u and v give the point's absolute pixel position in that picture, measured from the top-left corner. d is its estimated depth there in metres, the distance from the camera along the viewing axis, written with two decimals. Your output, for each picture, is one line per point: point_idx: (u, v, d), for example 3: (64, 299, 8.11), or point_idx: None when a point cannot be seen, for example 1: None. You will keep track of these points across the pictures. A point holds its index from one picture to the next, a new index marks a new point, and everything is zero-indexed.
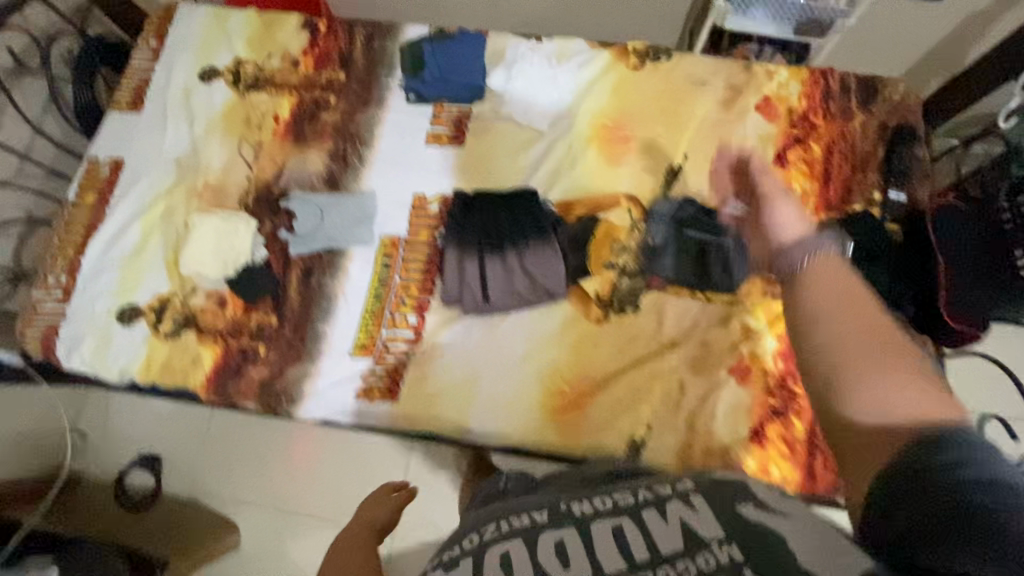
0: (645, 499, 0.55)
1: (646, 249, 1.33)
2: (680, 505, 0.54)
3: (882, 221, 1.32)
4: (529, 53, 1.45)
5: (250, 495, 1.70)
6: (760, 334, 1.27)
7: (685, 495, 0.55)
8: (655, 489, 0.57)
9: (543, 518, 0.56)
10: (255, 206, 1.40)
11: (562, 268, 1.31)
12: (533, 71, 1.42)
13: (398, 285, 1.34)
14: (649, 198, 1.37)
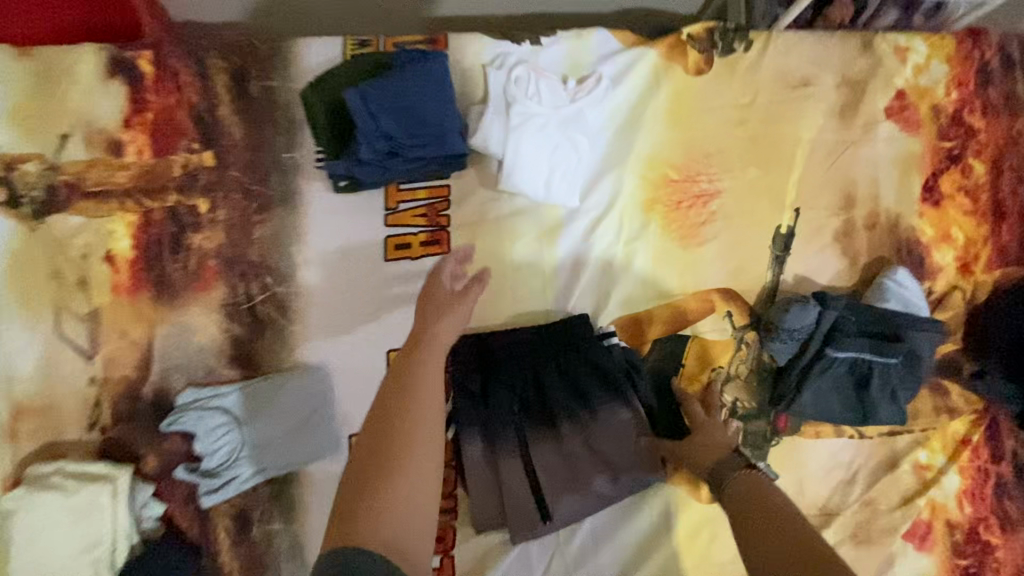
0: None
1: (763, 376, 0.88)
2: None
3: None
4: (529, 75, 0.86)
5: None
6: (941, 472, 0.87)
7: None
8: None
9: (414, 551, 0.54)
10: (119, 426, 0.83)
11: (653, 445, 0.82)
12: (543, 110, 0.85)
13: None
14: (751, 292, 0.89)
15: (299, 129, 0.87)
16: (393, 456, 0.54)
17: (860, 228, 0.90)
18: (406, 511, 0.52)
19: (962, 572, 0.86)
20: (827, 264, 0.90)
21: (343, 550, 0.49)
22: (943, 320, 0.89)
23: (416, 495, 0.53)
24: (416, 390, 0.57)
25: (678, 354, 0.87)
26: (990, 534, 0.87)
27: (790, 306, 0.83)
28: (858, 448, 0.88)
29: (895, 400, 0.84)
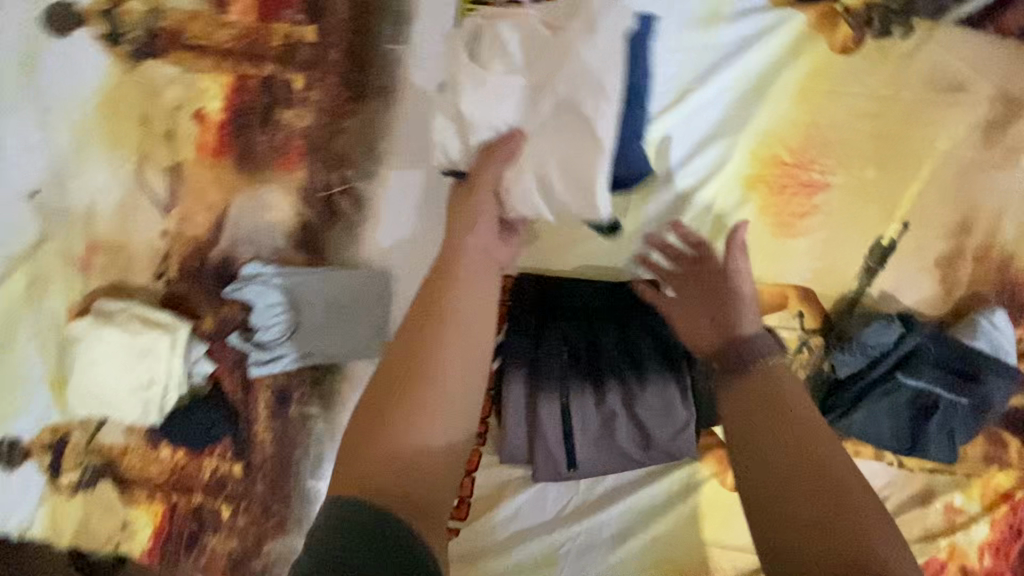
0: None
1: (821, 386, 0.85)
2: None
3: None
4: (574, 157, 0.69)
5: None
6: (968, 518, 0.86)
7: None
8: None
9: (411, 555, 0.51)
10: (182, 283, 0.85)
11: (688, 421, 0.82)
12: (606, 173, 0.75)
13: None
14: (833, 298, 0.85)
15: (418, 64, 0.84)
16: (418, 408, 0.59)
17: (967, 258, 0.84)
18: (412, 458, 0.57)
19: None
20: (921, 289, 0.84)
21: (336, 504, 0.53)
22: None
23: (420, 449, 0.58)
24: (435, 341, 0.63)
25: None
26: None
27: (874, 321, 0.80)
28: (893, 477, 0.87)
29: (949, 438, 0.81)
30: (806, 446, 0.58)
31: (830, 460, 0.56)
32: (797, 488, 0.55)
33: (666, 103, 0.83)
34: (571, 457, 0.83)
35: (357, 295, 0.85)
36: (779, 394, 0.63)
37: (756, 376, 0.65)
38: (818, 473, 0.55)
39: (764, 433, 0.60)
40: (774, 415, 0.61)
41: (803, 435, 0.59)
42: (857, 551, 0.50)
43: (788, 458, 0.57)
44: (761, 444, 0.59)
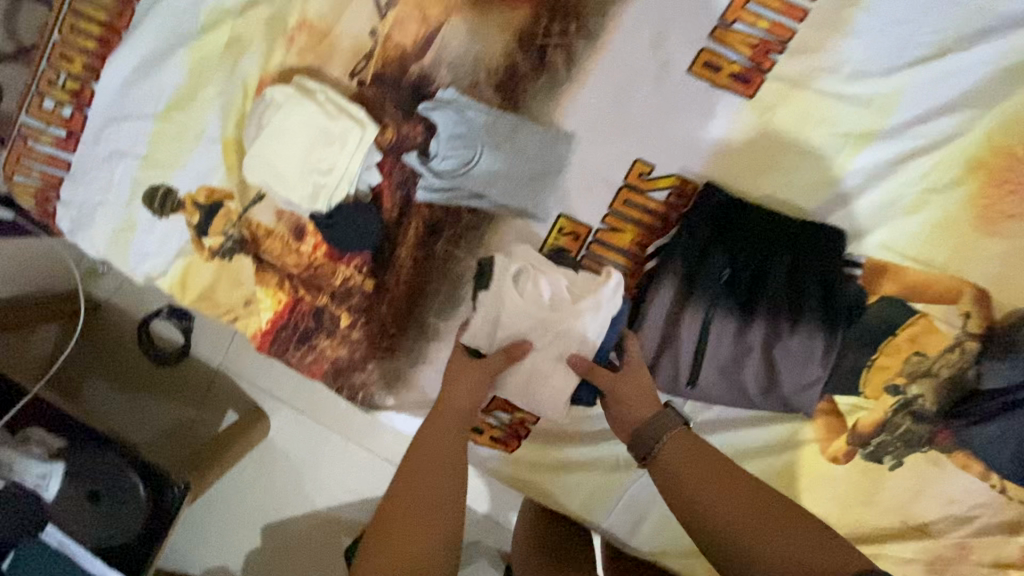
0: None
1: (961, 389, 0.84)
2: None
3: None
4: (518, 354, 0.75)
5: (286, 396, 1.45)
6: None
7: None
8: None
9: None
10: (374, 88, 0.84)
11: (821, 379, 0.81)
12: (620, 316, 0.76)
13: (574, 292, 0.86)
14: (1007, 309, 0.81)
15: None
16: (422, 529, 0.57)
17: None
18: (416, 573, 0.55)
19: None
20: None
21: None
22: None
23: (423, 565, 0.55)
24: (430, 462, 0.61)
25: (896, 321, 0.83)
26: None
27: None
28: (991, 500, 0.86)
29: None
30: (726, 473, 0.59)
31: (753, 490, 0.57)
32: (762, 540, 0.54)
33: (920, 54, 0.77)
34: (694, 372, 0.83)
35: (540, 151, 0.82)
36: (688, 449, 0.61)
37: (672, 441, 0.62)
38: (774, 523, 0.55)
39: (702, 469, 0.59)
40: (720, 473, 0.59)
41: (739, 480, 0.58)
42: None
43: (725, 518, 0.56)
44: (693, 500, 0.58)
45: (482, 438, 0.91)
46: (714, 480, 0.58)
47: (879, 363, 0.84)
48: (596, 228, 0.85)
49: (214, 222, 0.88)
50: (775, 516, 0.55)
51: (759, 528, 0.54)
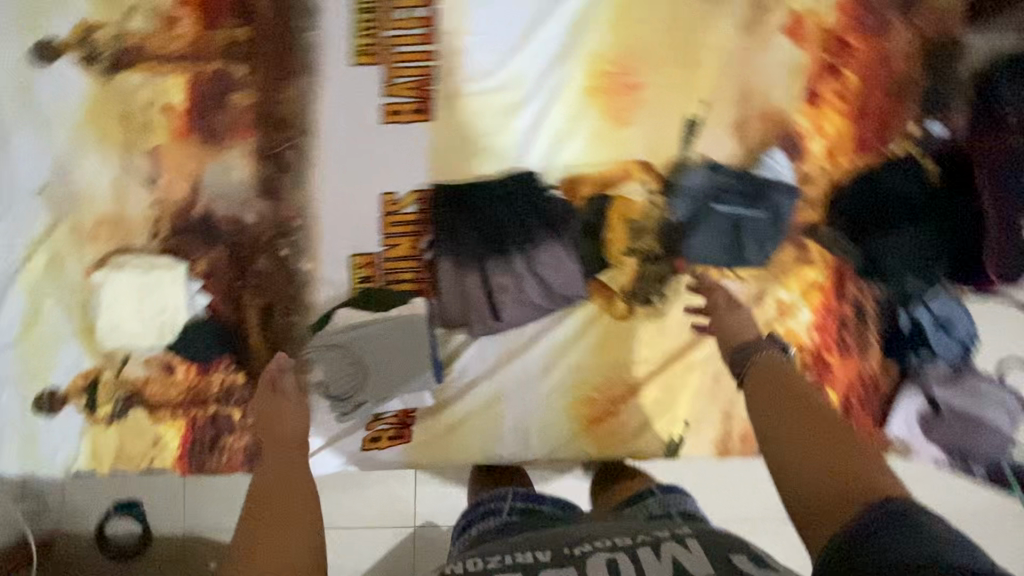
0: (641, 541, 0.78)
1: (669, 228, 1.16)
2: (671, 545, 0.76)
3: (922, 162, 1.16)
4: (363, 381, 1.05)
5: None
6: (795, 307, 1.18)
7: (680, 539, 0.78)
8: (653, 533, 0.80)
9: (546, 556, 0.76)
10: (176, 239, 1.08)
11: (577, 270, 1.12)
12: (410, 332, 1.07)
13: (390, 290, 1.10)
14: (665, 165, 1.16)
15: (333, 42, 1.11)
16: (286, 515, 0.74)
17: (752, 120, 1.17)
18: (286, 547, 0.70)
19: (801, 379, 1.18)
20: (727, 147, 1.17)
21: None
22: (809, 195, 1.17)
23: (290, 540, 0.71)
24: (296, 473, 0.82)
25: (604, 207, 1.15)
26: (826, 355, 1.19)
27: (689, 172, 1.15)
28: (736, 288, 1.17)
29: (755, 246, 1.13)
30: (834, 419, 0.74)
31: (844, 428, 0.73)
32: (812, 452, 0.71)
33: (517, 45, 1.13)
34: (497, 312, 1.10)
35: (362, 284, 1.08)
36: (769, 385, 0.83)
37: (755, 396, 0.83)
38: (830, 433, 0.72)
39: (771, 389, 0.82)
40: (789, 392, 0.80)
41: (829, 420, 0.74)
42: (849, 488, 0.66)
43: (804, 443, 0.73)
44: (770, 426, 0.77)
45: (381, 444, 1.12)
46: (782, 391, 0.81)
47: (607, 239, 1.15)
48: (380, 250, 1.11)
49: (98, 394, 1.07)
50: (826, 426, 0.73)
51: (815, 426, 0.74)
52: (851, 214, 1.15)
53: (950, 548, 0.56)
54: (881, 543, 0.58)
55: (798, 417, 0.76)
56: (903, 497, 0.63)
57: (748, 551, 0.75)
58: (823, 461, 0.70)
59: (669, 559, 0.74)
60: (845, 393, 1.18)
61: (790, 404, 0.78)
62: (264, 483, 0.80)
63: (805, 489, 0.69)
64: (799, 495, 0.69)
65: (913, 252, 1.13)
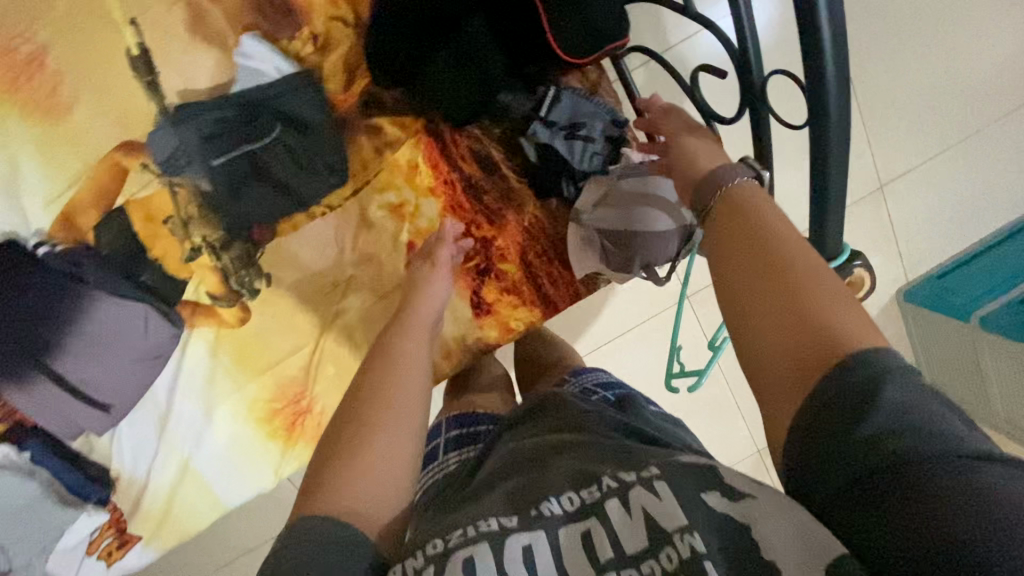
0: (609, 489, 0.56)
1: (210, 202, 0.90)
2: (639, 495, 0.54)
3: None
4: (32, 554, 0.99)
5: None
6: (411, 202, 0.95)
7: (649, 481, 0.55)
8: (620, 475, 0.58)
9: (512, 521, 0.56)
10: None
11: (143, 310, 0.93)
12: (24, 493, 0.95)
13: None
14: (147, 131, 0.86)
15: None
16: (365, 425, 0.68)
17: (209, 5, 0.83)
18: (388, 456, 0.66)
19: (469, 269, 1.00)
20: (201, 62, 0.84)
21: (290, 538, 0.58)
22: (340, 61, 0.87)
23: (378, 462, 0.65)
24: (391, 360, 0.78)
25: (125, 226, 0.90)
26: (479, 229, 0.98)
27: (169, 129, 0.86)
28: (336, 219, 0.94)
29: (308, 171, 0.90)
30: (771, 268, 0.54)
31: (797, 268, 0.53)
32: (772, 300, 0.53)
33: None
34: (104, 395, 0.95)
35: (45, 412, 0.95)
36: (743, 208, 0.60)
37: (716, 216, 0.62)
38: (782, 277, 0.53)
39: (732, 228, 0.59)
40: (749, 233, 0.57)
41: (775, 260, 0.55)
42: (811, 343, 0.50)
43: (755, 290, 0.54)
44: (727, 265, 0.58)
45: (118, 555, 1.06)
46: (743, 232, 0.58)
47: (159, 257, 0.92)
48: None
49: None
50: (791, 262, 0.54)
51: (766, 270, 0.54)
52: (384, 58, 0.85)
53: (962, 426, 0.44)
54: (892, 405, 0.44)
55: (757, 255, 0.56)
56: (864, 349, 0.47)
57: (719, 479, 0.55)
58: (789, 312, 0.52)
59: (640, 516, 0.53)
60: (521, 257, 1.01)
61: (747, 236, 0.58)
62: (373, 383, 0.74)
63: (771, 358, 0.52)
64: (765, 360, 0.52)
65: (476, 63, 0.82)
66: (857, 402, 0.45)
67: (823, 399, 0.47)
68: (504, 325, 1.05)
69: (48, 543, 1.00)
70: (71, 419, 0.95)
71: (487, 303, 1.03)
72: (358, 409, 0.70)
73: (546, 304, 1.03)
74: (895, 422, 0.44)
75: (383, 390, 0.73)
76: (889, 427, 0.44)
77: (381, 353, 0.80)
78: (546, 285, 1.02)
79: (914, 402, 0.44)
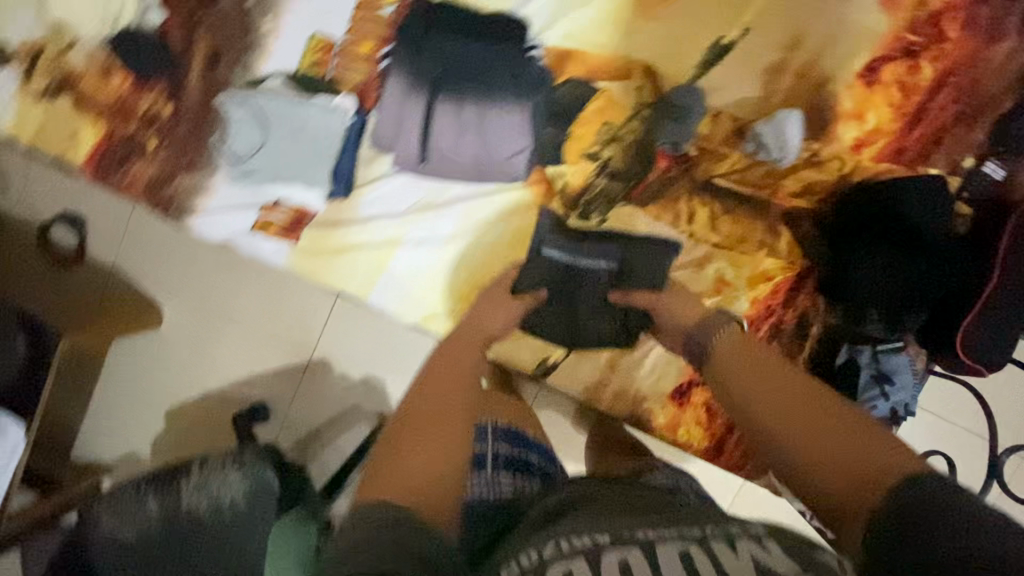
0: (713, 533, 0.59)
1: (643, 147, 1.03)
2: (749, 543, 0.57)
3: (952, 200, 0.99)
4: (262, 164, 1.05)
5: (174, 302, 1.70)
6: (734, 290, 1.04)
7: (758, 537, 0.58)
8: (723, 525, 0.60)
9: (605, 541, 0.59)
10: None
11: (525, 146, 1.02)
12: (321, 133, 1.03)
13: (332, 84, 1.04)
14: (669, 80, 1.01)
15: None
16: (423, 431, 0.74)
17: (786, 74, 1.00)
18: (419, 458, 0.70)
19: None
20: (742, 91, 1.01)
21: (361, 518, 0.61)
22: (809, 181, 1.02)
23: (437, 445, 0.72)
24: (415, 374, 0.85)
25: (582, 97, 1.02)
26: None
27: (688, 92, 1.01)
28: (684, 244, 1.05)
29: (609, 340, 1.07)
30: (804, 408, 0.72)
31: (823, 406, 0.72)
32: (821, 439, 0.69)
33: None
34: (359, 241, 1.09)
35: (400, 123, 1.03)
36: (753, 361, 0.83)
37: (745, 376, 0.81)
38: (814, 415, 0.71)
39: (770, 382, 0.78)
40: (778, 385, 0.77)
41: (789, 399, 0.74)
42: (868, 479, 0.63)
43: (795, 425, 0.71)
44: (764, 417, 0.75)
45: (269, 231, 1.10)
46: (777, 384, 0.77)
47: (573, 134, 1.03)
48: (339, 40, 1.04)
49: (37, 66, 1.08)
50: (825, 409, 0.71)
51: (799, 403, 0.73)
52: (847, 223, 1.00)
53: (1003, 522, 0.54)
54: (947, 505, 0.55)
55: (790, 404, 0.74)
56: (910, 472, 0.61)
57: (819, 548, 0.58)
58: (827, 439, 0.68)
59: (746, 559, 0.55)
60: None
61: (778, 390, 0.76)
62: (413, 407, 0.79)
63: (830, 483, 0.66)
64: (827, 487, 0.66)
65: (893, 282, 0.96)
66: (911, 507, 0.57)
67: (897, 512, 0.57)
68: (674, 424, 1.09)
69: (279, 170, 1.05)
70: (397, 138, 1.04)
71: (686, 398, 1.08)
72: (394, 436, 0.74)
73: (714, 445, 1.08)
74: (919, 500, 0.57)
75: (420, 412, 0.78)
76: (921, 502, 0.57)
77: (421, 373, 0.86)
78: (729, 435, 1.07)
79: (951, 505, 0.55)
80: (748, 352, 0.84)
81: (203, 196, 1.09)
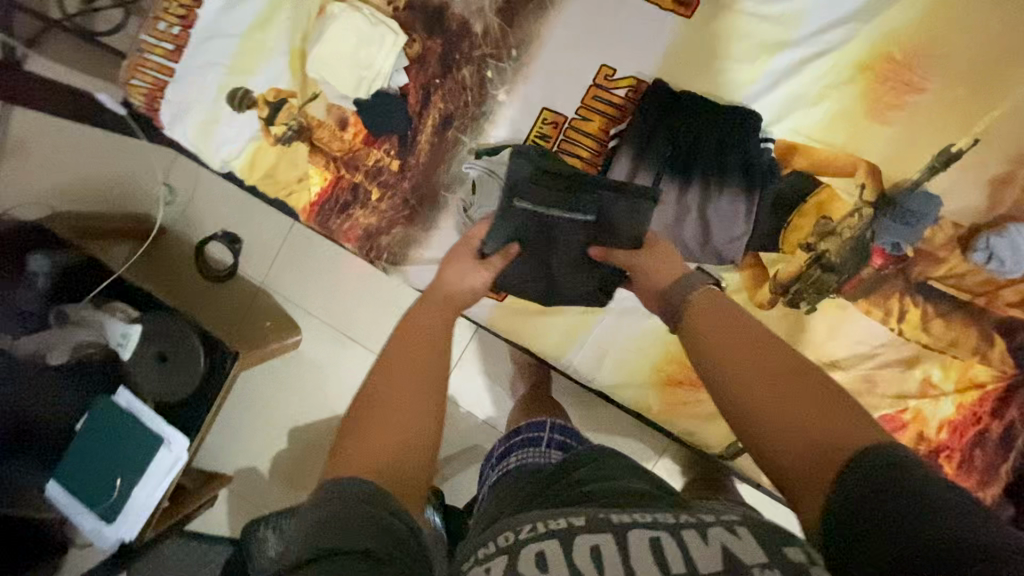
0: (686, 520, 0.52)
1: (860, 244, 1.05)
2: (722, 531, 0.50)
3: None
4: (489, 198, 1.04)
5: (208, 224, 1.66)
6: (941, 393, 1.04)
7: (731, 524, 0.51)
8: (698, 514, 0.53)
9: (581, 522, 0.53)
10: (407, 12, 1.10)
11: (745, 232, 1.04)
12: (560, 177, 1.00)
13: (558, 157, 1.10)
14: (893, 180, 1.03)
15: None
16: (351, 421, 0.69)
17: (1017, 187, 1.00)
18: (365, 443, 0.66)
19: None
20: (969, 199, 1.02)
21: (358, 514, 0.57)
22: None
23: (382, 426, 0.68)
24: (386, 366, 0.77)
25: (806, 190, 1.05)
26: (943, 456, 1.05)
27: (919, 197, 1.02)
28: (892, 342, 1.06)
29: None
30: (787, 373, 0.62)
31: (802, 381, 0.61)
32: (785, 409, 0.59)
33: None
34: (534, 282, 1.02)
35: None
36: (717, 315, 0.73)
37: (700, 319, 0.74)
38: (787, 382, 0.61)
39: (724, 347, 0.68)
40: (755, 345, 0.66)
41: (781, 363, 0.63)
42: (826, 453, 0.55)
43: (761, 393, 0.62)
44: (743, 394, 0.63)
45: None
46: (750, 343, 0.66)
47: (792, 224, 1.05)
48: (570, 116, 1.09)
49: (279, 115, 1.15)
50: (795, 375, 0.62)
51: (769, 372, 0.63)
52: None
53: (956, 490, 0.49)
54: (875, 463, 0.51)
55: (767, 368, 0.63)
56: (866, 453, 0.52)
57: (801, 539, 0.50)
58: (797, 416, 0.59)
59: (718, 548, 0.48)
60: None
61: (752, 352, 0.66)
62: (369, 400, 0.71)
63: (789, 460, 0.57)
64: (783, 460, 0.58)
65: None
66: (848, 453, 0.54)
67: (872, 467, 0.51)
68: None
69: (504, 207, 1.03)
70: None
71: None
72: (361, 417, 0.69)
73: None
74: (868, 477, 0.51)
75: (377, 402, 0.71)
76: (864, 467, 0.52)
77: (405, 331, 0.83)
78: None
79: (912, 470, 0.50)
80: (702, 301, 0.76)
81: (416, 249, 1.15)
